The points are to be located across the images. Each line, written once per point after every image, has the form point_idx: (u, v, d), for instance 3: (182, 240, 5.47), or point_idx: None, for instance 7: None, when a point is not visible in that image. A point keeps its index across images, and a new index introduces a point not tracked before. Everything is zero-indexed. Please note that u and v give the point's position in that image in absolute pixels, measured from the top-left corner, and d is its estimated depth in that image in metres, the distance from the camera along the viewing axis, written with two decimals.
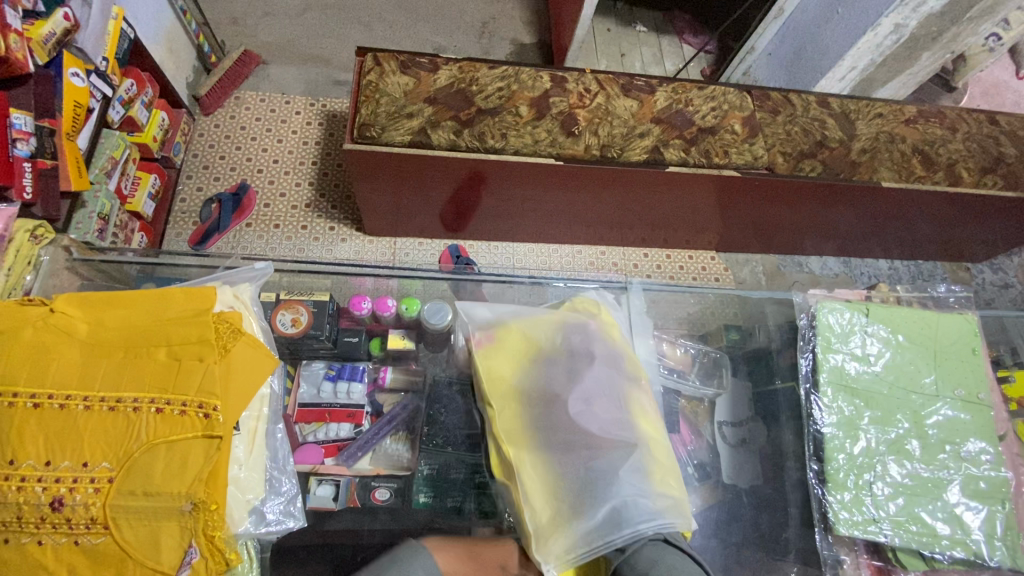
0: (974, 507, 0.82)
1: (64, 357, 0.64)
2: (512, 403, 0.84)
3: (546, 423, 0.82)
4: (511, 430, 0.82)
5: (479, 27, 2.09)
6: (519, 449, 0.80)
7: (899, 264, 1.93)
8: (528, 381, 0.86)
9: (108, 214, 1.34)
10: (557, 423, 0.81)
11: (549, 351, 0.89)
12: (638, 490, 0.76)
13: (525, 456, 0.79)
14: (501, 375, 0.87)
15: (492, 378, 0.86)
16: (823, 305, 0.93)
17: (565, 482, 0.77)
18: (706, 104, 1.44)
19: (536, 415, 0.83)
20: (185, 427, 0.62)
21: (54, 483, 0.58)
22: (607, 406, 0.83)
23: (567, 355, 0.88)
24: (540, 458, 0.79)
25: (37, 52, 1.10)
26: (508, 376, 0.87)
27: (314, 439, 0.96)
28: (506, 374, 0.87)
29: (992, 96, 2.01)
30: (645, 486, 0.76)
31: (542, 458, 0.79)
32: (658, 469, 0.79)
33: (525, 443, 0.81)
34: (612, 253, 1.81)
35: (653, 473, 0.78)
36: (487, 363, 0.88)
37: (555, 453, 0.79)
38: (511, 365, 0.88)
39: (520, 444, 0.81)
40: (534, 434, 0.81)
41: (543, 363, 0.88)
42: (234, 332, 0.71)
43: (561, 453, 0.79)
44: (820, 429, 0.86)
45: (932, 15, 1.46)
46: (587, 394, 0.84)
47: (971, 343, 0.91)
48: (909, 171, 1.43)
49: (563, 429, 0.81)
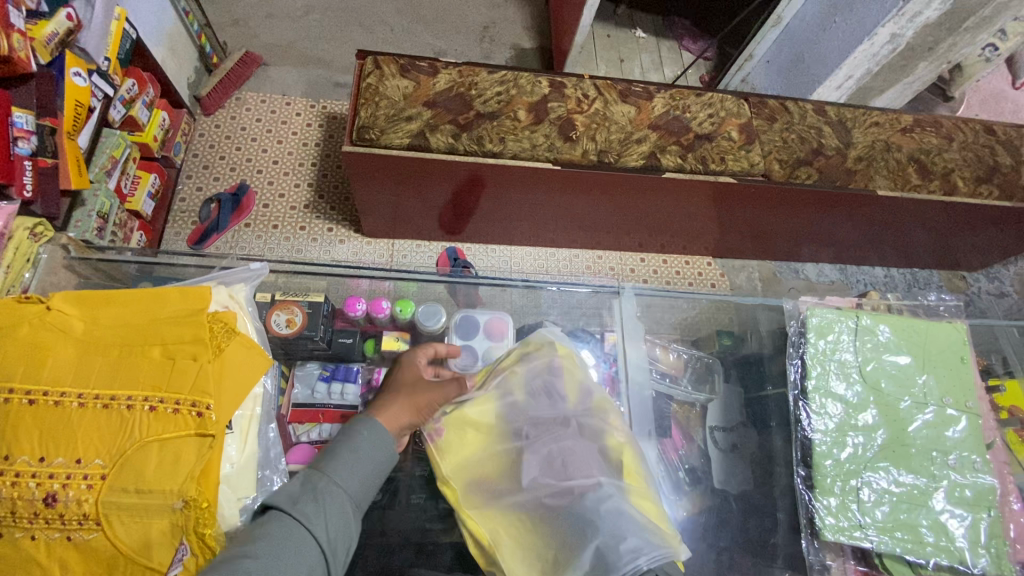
0: (959, 514, 0.83)
1: (59, 354, 0.65)
2: (472, 479, 0.82)
3: (510, 493, 0.79)
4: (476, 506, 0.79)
5: (480, 31, 2.11)
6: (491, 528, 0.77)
7: (896, 272, 1.94)
8: (485, 454, 0.83)
9: (108, 213, 1.35)
10: (522, 492, 0.79)
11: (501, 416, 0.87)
12: (618, 527, 0.72)
13: (498, 533, 0.77)
14: (456, 453, 0.84)
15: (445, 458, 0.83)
16: (812, 310, 0.93)
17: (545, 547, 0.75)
18: (704, 110, 1.45)
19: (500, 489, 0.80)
20: (178, 425, 0.63)
21: (48, 479, 0.59)
22: (567, 460, 0.81)
23: (519, 419, 0.86)
24: (513, 529, 0.77)
25: (40, 52, 1.11)
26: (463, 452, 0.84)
27: (308, 439, 0.96)
28: (460, 450, 0.84)
29: (989, 106, 2.02)
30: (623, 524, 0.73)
31: (515, 531, 0.77)
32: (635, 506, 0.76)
33: (494, 517, 0.78)
34: (608, 257, 1.82)
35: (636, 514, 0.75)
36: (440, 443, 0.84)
37: (526, 520, 0.77)
38: (463, 438, 0.85)
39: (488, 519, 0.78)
40: (501, 505, 0.79)
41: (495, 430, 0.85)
42: (229, 331, 0.72)
43: (533, 516, 0.77)
44: (808, 435, 0.87)
45: (929, 26, 1.47)
46: (544, 453, 0.82)
47: (960, 351, 0.92)
48: (904, 179, 1.44)
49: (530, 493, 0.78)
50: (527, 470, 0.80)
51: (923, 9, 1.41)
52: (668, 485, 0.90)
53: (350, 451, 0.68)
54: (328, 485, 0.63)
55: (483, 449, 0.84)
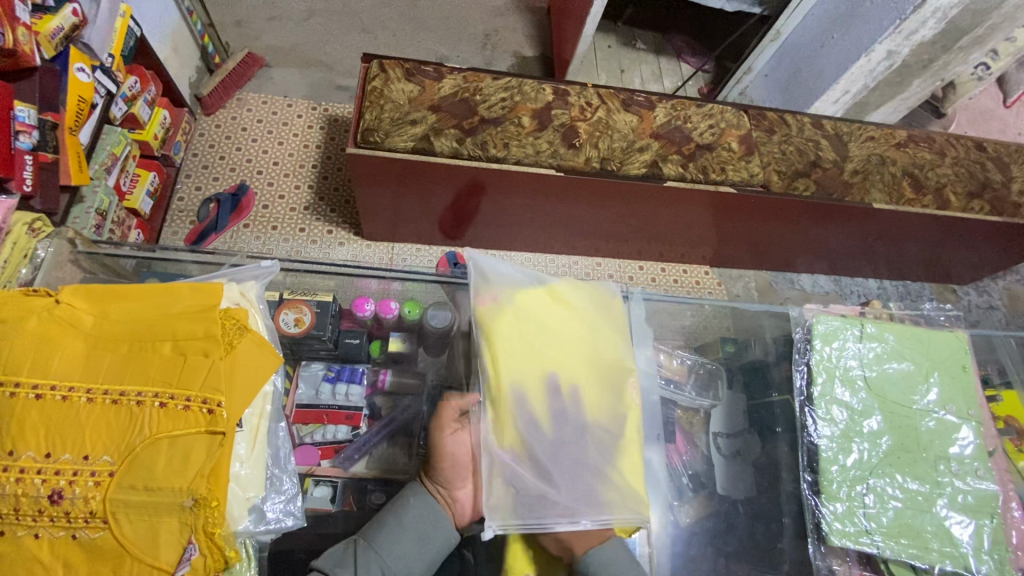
0: (964, 520, 0.84)
1: (68, 348, 0.64)
2: (517, 352, 0.80)
3: (535, 393, 0.79)
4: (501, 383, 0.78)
5: (482, 38, 2.12)
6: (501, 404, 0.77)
7: (888, 284, 1.97)
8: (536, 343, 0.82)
9: (106, 211, 1.33)
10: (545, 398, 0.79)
11: (572, 324, 0.86)
12: (601, 486, 0.76)
13: (508, 411, 0.77)
14: (508, 326, 0.82)
15: (500, 319, 0.83)
16: (818, 317, 0.95)
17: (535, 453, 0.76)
18: (704, 121, 1.47)
19: (533, 378, 0.80)
20: (189, 423, 0.62)
21: (54, 476, 0.58)
22: (600, 399, 0.82)
23: (579, 335, 0.85)
24: (520, 424, 0.77)
25: (44, 46, 1.10)
26: (511, 326, 0.82)
27: (311, 440, 0.96)
28: (516, 323, 0.83)
29: (979, 123, 2.07)
30: (603, 483, 0.77)
31: (522, 425, 0.77)
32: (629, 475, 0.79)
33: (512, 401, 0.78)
34: (607, 264, 1.83)
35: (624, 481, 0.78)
36: (497, 307, 0.84)
37: (536, 425, 0.77)
38: (527, 317, 0.84)
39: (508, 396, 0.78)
40: (524, 393, 0.78)
41: (560, 331, 0.85)
42: (240, 329, 0.71)
43: (543, 427, 0.77)
44: (814, 441, 0.88)
45: (925, 44, 1.49)
46: (584, 382, 0.82)
47: (962, 360, 0.94)
48: (899, 193, 1.47)
49: (549, 402, 0.79)
50: (563, 384, 0.81)
51: (920, 27, 1.44)
52: (672, 491, 0.89)
53: (397, 522, 0.75)
54: (368, 551, 0.72)
55: (541, 337, 0.83)
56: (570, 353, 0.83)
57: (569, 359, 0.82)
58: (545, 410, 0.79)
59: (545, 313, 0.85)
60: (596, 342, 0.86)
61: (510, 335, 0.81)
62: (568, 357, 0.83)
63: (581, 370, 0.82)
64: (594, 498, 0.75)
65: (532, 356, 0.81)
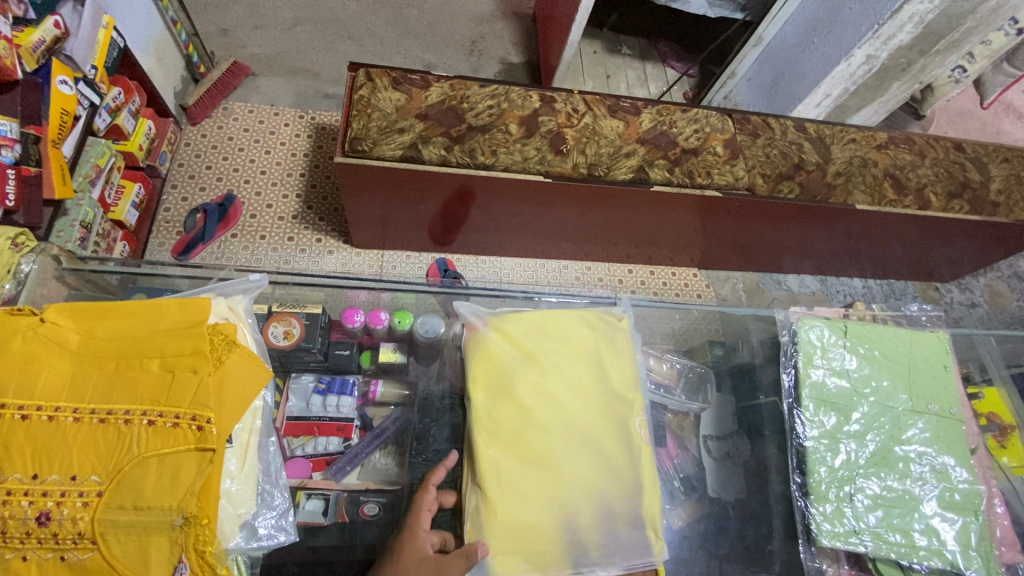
0: (949, 517, 0.85)
1: (54, 368, 0.64)
2: (504, 399, 0.83)
3: (523, 431, 0.81)
4: (487, 425, 0.81)
5: (468, 45, 2.13)
6: (494, 455, 0.79)
7: (873, 283, 2.00)
8: (521, 379, 0.85)
9: (91, 223, 1.32)
10: (534, 436, 0.81)
11: (562, 362, 0.88)
12: (600, 533, 0.78)
13: (495, 449, 0.80)
14: (492, 367, 0.86)
15: (484, 366, 0.86)
16: (802, 321, 0.96)
17: (531, 504, 0.78)
18: (689, 126, 1.48)
19: (520, 421, 0.82)
20: (178, 439, 0.62)
21: (41, 497, 0.57)
22: (591, 436, 0.83)
23: (566, 367, 0.88)
24: (516, 474, 0.79)
25: (25, 59, 1.09)
26: (494, 365, 0.86)
27: (303, 452, 0.97)
28: (501, 368, 0.86)
29: (957, 124, 2.12)
30: (602, 529, 0.79)
31: (516, 479, 0.78)
32: (632, 514, 0.80)
33: (505, 448, 0.80)
34: (597, 268, 1.84)
35: (620, 521, 0.79)
36: (483, 346, 0.88)
37: (531, 474, 0.79)
38: (512, 360, 0.87)
39: (497, 445, 0.80)
40: (517, 440, 0.81)
41: (549, 371, 0.87)
42: (229, 344, 0.71)
43: (540, 474, 0.79)
44: (803, 442, 0.89)
45: (903, 48, 1.52)
46: (572, 418, 0.84)
47: (943, 359, 0.96)
48: (881, 195, 1.50)
49: (539, 442, 0.81)
50: (550, 420, 0.83)
51: (897, 32, 1.47)
52: (663, 494, 0.91)
53: None
54: None
55: (529, 380, 0.85)
56: (556, 387, 0.85)
57: (556, 394, 0.85)
58: (540, 456, 0.80)
59: (531, 353, 0.88)
60: (588, 376, 0.88)
61: (494, 384, 0.85)
62: (554, 395, 0.85)
63: (568, 404, 0.85)
64: (594, 546, 0.78)
65: (519, 402, 0.83)
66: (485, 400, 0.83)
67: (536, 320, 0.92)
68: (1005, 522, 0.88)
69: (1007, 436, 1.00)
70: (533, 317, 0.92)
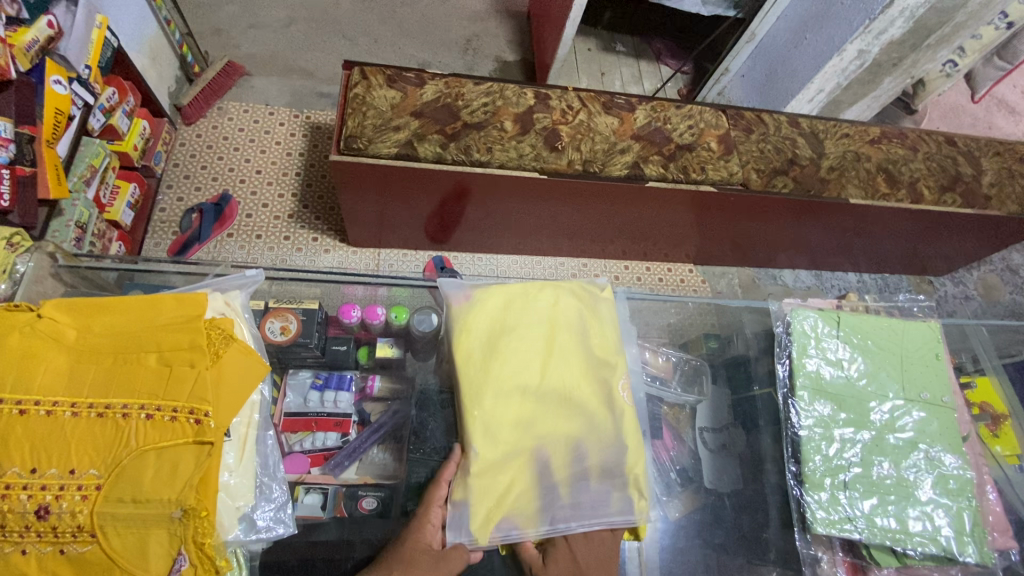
0: (942, 503, 0.86)
1: (51, 363, 0.64)
2: (488, 365, 0.84)
3: (508, 396, 0.83)
4: (473, 391, 0.82)
5: (463, 44, 2.14)
6: (479, 419, 0.80)
7: (867, 277, 2.02)
8: (504, 346, 0.86)
9: (87, 223, 1.32)
10: (518, 401, 0.83)
11: (546, 329, 0.89)
12: (584, 491, 0.81)
13: (480, 413, 0.81)
14: (476, 335, 0.87)
15: (471, 332, 0.87)
16: (796, 313, 0.97)
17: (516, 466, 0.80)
18: (683, 122, 1.49)
19: (505, 386, 0.83)
20: (176, 433, 0.62)
21: (40, 491, 0.57)
22: (575, 401, 0.85)
23: (549, 334, 0.89)
24: (500, 435, 0.81)
25: (19, 59, 1.09)
26: (478, 334, 0.87)
27: (301, 449, 0.95)
28: (487, 334, 0.87)
29: (950, 119, 2.14)
30: (586, 488, 0.81)
31: (501, 442, 0.80)
32: (616, 475, 0.82)
33: (490, 411, 0.81)
34: (593, 265, 1.85)
35: (604, 481, 0.82)
36: (467, 314, 0.88)
37: (516, 436, 0.81)
38: (498, 326, 0.88)
39: (483, 410, 0.81)
40: (502, 404, 0.82)
41: (534, 339, 0.88)
42: (226, 338, 0.71)
43: (523, 435, 0.81)
44: (797, 432, 0.89)
45: (894, 43, 1.53)
46: (556, 383, 0.85)
47: (935, 349, 0.97)
48: (874, 189, 1.51)
49: (524, 407, 0.83)
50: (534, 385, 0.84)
51: (888, 27, 1.48)
52: (660, 487, 0.91)
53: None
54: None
55: (514, 346, 0.86)
56: (540, 354, 0.87)
57: (540, 360, 0.86)
58: (523, 417, 0.83)
59: (515, 321, 0.89)
60: (572, 342, 0.89)
61: (479, 351, 0.85)
62: (538, 361, 0.86)
63: (553, 370, 0.86)
64: (578, 505, 0.80)
65: (504, 368, 0.84)
66: (470, 366, 0.84)
67: (520, 289, 0.93)
68: (998, 509, 0.89)
69: (999, 425, 1.01)
70: (519, 286, 0.93)
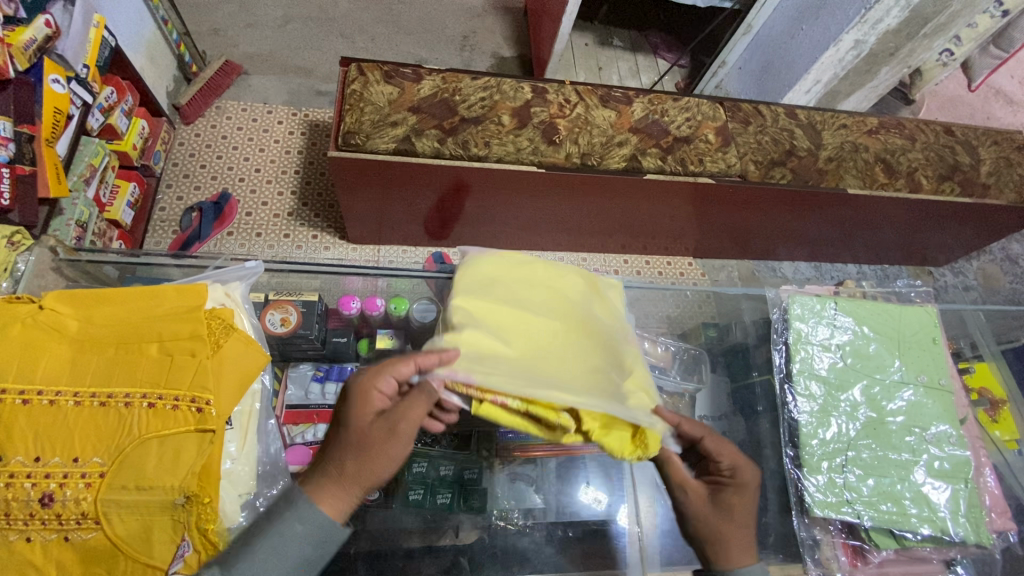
0: (937, 484, 0.87)
1: (53, 354, 0.64)
2: (486, 288, 0.79)
3: (501, 314, 0.75)
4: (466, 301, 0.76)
5: (460, 40, 2.14)
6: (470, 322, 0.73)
7: (867, 268, 2.02)
8: (505, 281, 0.81)
9: (86, 222, 1.33)
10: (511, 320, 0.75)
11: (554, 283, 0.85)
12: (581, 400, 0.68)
13: (471, 317, 0.74)
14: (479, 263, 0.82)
15: (476, 262, 0.83)
16: (793, 299, 0.97)
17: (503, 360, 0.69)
18: (680, 114, 1.49)
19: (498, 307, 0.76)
20: (178, 421, 0.63)
21: (44, 480, 0.58)
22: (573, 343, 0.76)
23: (554, 288, 0.84)
24: (490, 340, 0.71)
25: (18, 59, 1.09)
26: (481, 263, 0.83)
27: (302, 440, 0.98)
28: (491, 269, 0.83)
29: (948, 109, 2.14)
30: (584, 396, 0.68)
31: (489, 340, 0.71)
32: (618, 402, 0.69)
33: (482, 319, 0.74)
34: (592, 259, 1.86)
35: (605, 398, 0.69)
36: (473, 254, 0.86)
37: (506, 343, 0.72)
38: (504, 268, 0.84)
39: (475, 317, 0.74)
40: (491, 322, 0.75)
41: (538, 284, 0.83)
42: (227, 328, 0.72)
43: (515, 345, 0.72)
44: (795, 417, 0.90)
45: (891, 33, 1.52)
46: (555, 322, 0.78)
47: (932, 333, 0.97)
48: (872, 178, 1.50)
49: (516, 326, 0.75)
50: (531, 316, 0.77)
51: (885, 16, 1.47)
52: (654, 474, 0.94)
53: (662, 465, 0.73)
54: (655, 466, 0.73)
55: (516, 283, 0.82)
56: (541, 296, 0.81)
57: (541, 300, 0.81)
58: (516, 336, 0.74)
59: (521, 266, 0.85)
60: (578, 300, 0.83)
61: (479, 277, 0.81)
62: (538, 301, 0.80)
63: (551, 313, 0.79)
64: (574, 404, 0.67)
65: (502, 294, 0.79)
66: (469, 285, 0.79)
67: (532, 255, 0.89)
68: (995, 492, 0.90)
69: (998, 410, 1.01)
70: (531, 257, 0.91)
